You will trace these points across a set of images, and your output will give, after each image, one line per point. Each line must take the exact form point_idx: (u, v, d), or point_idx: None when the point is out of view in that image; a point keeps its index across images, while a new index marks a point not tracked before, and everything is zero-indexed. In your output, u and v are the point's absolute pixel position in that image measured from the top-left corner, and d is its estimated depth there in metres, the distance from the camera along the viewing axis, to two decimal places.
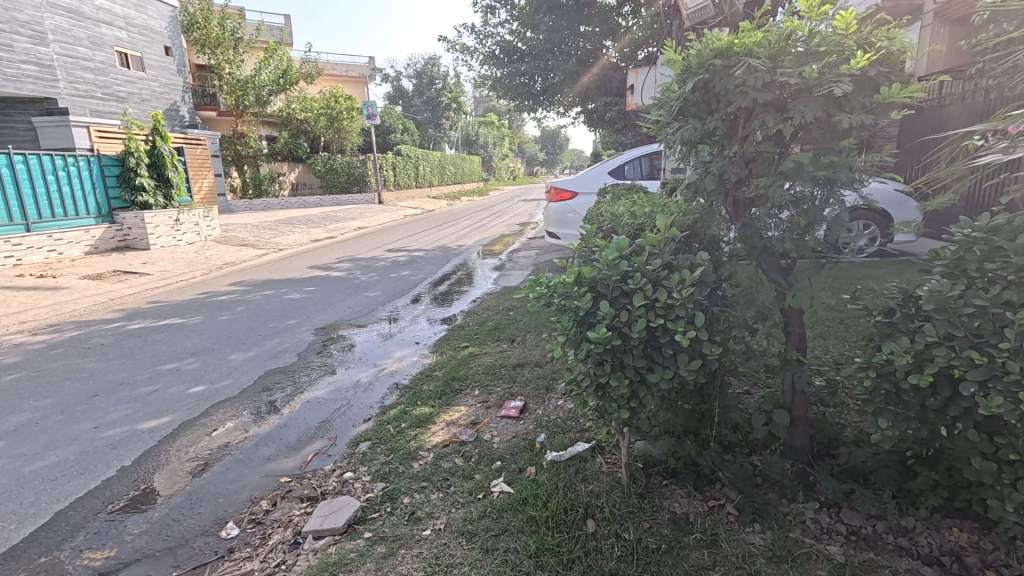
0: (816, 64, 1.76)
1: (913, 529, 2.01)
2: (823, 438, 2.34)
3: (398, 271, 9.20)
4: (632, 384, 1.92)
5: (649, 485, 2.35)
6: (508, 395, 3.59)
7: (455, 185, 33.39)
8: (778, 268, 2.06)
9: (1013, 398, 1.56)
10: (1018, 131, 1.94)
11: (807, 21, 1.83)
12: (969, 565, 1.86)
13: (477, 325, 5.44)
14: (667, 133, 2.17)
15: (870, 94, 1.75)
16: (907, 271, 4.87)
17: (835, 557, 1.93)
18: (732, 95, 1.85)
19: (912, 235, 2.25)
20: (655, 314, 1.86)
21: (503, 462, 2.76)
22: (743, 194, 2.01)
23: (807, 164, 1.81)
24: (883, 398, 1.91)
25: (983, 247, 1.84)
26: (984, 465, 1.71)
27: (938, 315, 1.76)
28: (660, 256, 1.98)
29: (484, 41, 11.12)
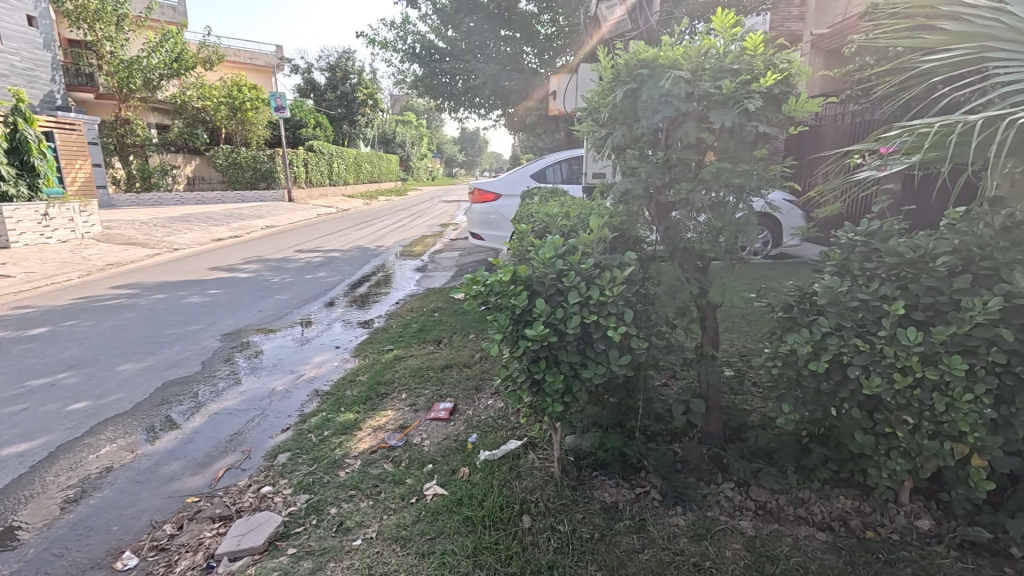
0: (731, 79, 1.92)
1: (808, 499, 2.24)
2: (733, 424, 2.55)
3: (314, 272, 8.74)
4: (567, 379, 1.99)
5: (580, 477, 2.42)
6: (437, 397, 3.54)
7: (371, 183, 32.36)
8: (696, 268, 2.21)
9: (889, 379, 1.82)
10: (889, 151, 2.23)
11: (721, 40, 2.00)
12: (854, 528, 2.12)
13: (401, 327, 5.31)
14: (597, 138, 2.26)
15: (776, 110, 1.94)
16: (795, 271, 5.44)
17: (746, 531, 2.11)
18: (658, 104, 1.96)
19: (802, 239, 2.51)
20: (589, 311, 1.93)
21: (435, 464, 2.72)
22: (665, 198, 2.14)
23: (724, 171, 1.97)
24: (785, 384, 2.12)
25: (863, 249, 2.11)
26: (865, 439, 1.96)
27: (831, 308, 1.99)
28: (592, 255, 2.05)
29: (403, 37, 10.83)
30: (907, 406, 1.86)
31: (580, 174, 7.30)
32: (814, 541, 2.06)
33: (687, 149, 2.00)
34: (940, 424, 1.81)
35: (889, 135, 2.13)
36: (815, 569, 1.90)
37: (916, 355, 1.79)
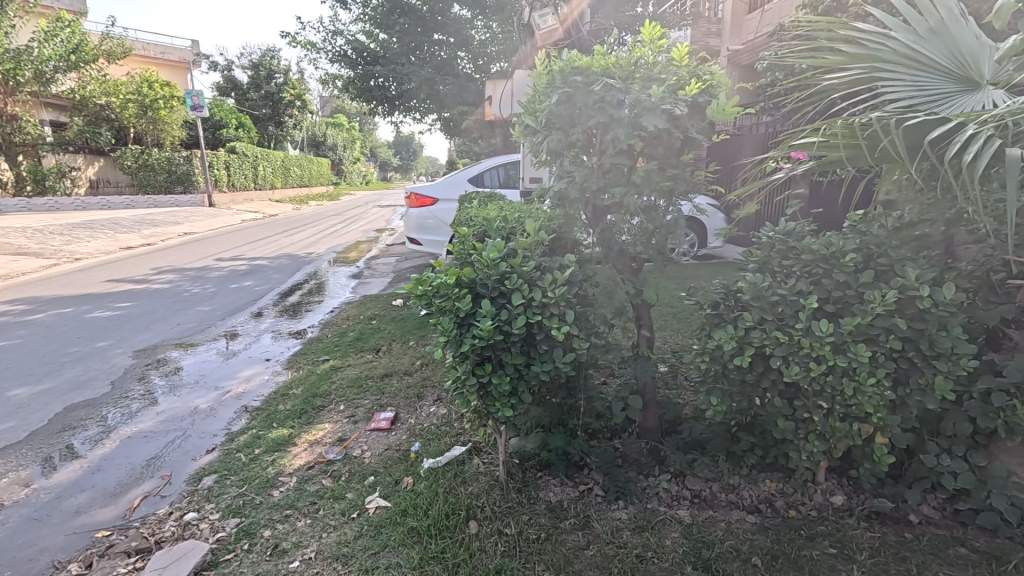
0: (659, 88, 2.01)
1: (738, 485, 2.38)
2: (668, 417, 2.67)
3: (238, 281, 8.23)
4: (511, 382, 1.99)
5: (525, 479, 2.43)
6: (377, 407, 3.44)
7: (301, 187, 31.00)
8: (631, 269, 2.31)
9: (805, 368, 1.97)
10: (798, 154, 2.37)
11: (650, 50, 2.08)
12: (779, 508, 2.27)
13: (337, 336, 5.11)
14: (533, 142, 2.29)
15: (701, 119, 2.04)
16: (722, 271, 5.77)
17: (684, 519, 2.20)
18: (592, 110, 2.02)
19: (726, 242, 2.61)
20: (531, 313, 1.95)
21: (377, 476, 2.64)
22: (600, 202, 2.21)
23: (654, 177, 2.05)
24: (715, 376, 2.24)
25: (780, 247, 2.28)
26: (786, 424, 2.11)
27: (755, 303, 2.12)
28: (533, 258, 2.08)
29: (333, 38, 10.48)
30: (821, 392, 2.02)
31: (517, 179, 7.36)
32: (745, 523, 2.19)
33: (621, 155, 2.07)
34: (849, 407, 1.98)
35: (801, 139, 2.31)
36: (746, 550, 2.02)
37: (828, 344, 1.95)
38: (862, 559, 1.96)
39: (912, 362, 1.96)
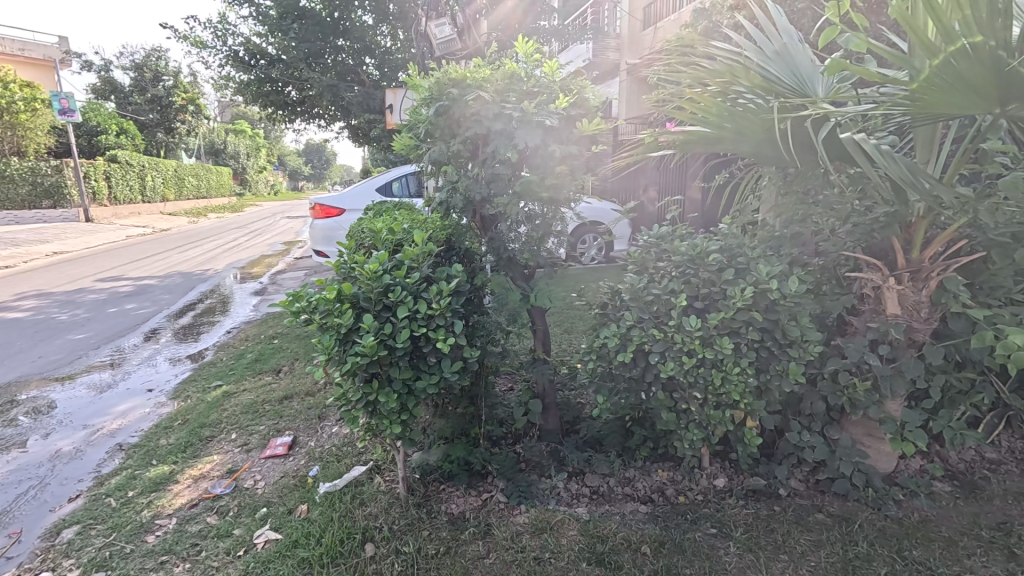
0: (532, 101, 2.08)
1: (634, 477, 2.50)
2: (568, 418, 2.74)
3: (120, 304, 7.42)
4: (401, 397, 1.96)
5: (427, 493, 2.39)
6: (273, 433, 3.23)
7: (199, 199, 28.61)
8: (522, 276, 2.35)
9: (679, 362, 2.12)
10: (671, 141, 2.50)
11: (524, 63, 2.16)
12: (669, 496, 2.41)
13: (232, 359, 4.75)
14: (418, 153, 2.29)
15: (575, 130, 2.13)
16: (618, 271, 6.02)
17: (581, 516, 2.27)
18: (469, 122, 2.06)
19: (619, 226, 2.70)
20: (417, 324, 1.93)
21: (269, 507, 2.47)
22: (487, 211, 2.24)
23: (535, 187, 2.11)
24: (605, 374, 2.35)
25: (652, 251, 2.45)
26: (669, 415, 2.24)
27: (633, 303, 2.26)
28: (419, 268, 2.06)
29: (224, 39, 9.78)
30: (695, 383, 2.17)
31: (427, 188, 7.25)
32: (638, 513, 2.30)
33: (499, 165, 2.11)
34: (720, 395, 2.15)
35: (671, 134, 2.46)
36: (637, 539, 2.12)
37: (697, 338, 2.11)
38: (738, 535, 2.13)
39: (770, 350, 2.17)
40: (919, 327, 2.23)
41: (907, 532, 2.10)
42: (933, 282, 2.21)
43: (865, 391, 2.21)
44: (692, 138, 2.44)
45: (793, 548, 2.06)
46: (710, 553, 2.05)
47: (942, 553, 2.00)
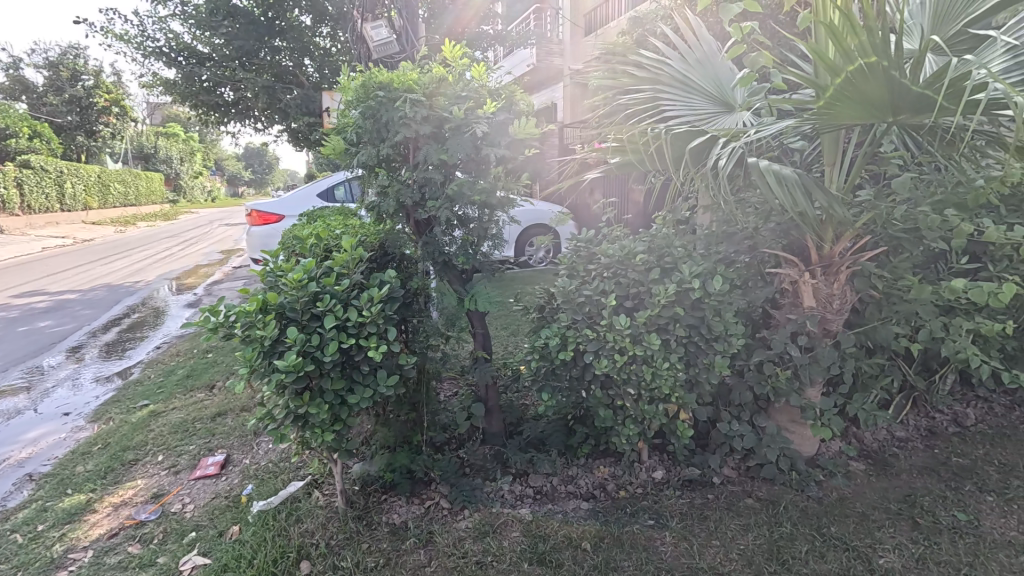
0: (462, 105, 2.09)
1: (576, 475, 2.54)
2: (511, 420, 2.75)
3: (33, 322, 6.83)
4: (334, 408, 1.92)
5: (367, 505, 2.34)
6: (205, 452, 3.06)
7: (127, 206, 26.78)
8: (459, 279, 2.35)
9: (611, 360, 2.18)
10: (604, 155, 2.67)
11: (454, 67, 2.19)
12: (611, 491, 2.46)
13: (162, 376, 4.46)
14: (348, 157, 2.25)
15: (505, 134, 2.15)
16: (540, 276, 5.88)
17: (524, 517, 2.28)
18: (397, 125, 2.03)
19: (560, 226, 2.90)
20: (347, 334, 1.88)
21: (198, 531, 2.34)
22: (420, 215, 2.23)
23: (466, 190, 2.10)
24: (545, 375, 2.37)
25: (584, 253, 2.51)
26: (607, 412, 2.30)
27: (567, 305, 2.30)
28: (350, 275, 2.01)
29: (146, 36, 9.17)
30: (629, 380, 2.23)
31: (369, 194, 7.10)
32: (579, 510, 2.33)
33: (429, 169, 2.09)
34: (653, 391, 2.22)
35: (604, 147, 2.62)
36: (577, 537, 2.15)
37: (629, 336, 2.17)
38: (674, 525, 2.21)
39: (698, 345, 2.26)
40: (832, 318, 2.38)
41: (826, 511, 2.25)
42: (843, 276, 2.35)
43: (786, 380, 2.34)
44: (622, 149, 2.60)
45: (724, 533, 2.15)
46: (646, 544, 2.11)
47: (856, 528, 2.15)
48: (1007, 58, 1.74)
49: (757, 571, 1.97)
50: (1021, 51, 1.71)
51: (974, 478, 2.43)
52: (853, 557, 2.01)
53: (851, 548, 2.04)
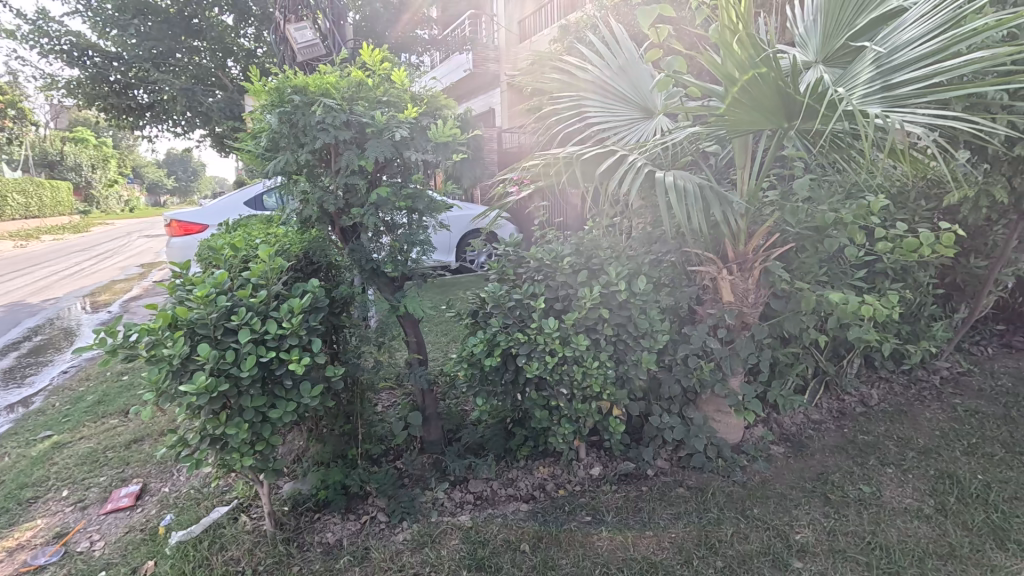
0: (382, 111, 2.07)
1: (516, 477, 2.54)
2: (450, 426, 2.73)
3: None
4: (255, 427, 1.83)
5: (299, 525, 2.25)
6: (117, 483, 2.81)
7: (29, 219, 24.30)
8: (389, 286, 2.31)
9: (543, 362, 2.22)
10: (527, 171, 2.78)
11: (375, 73, 2.18)
12: (550, 490, 2.48)
13: (67, 404, 4.06)
14: (266, 164, 2.17)
15: (427, 139, 2.14)
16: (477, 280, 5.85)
17: (463, 524, 2.26)
18: (315, 130, 1.97)
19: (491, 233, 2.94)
20: (266, 348, 1.81)
21: (109, 570, 2.15)
22: (345, 222, 2.18)
23: (389, 196, 2.08)
24: (480, 381, 2.37)
25: (514, 257, 2.53)
26: (542, 413, 2.34)
27: (497, 309, 2.33)
28: (268, 286, 1.94)
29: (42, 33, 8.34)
30: (561, 380, 2.27)
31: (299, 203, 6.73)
32: (519, 512, 2.34)
33: (352, 175, 2.05)
34: (585, 390, 2.27)
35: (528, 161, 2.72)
36: (516, 539, 2.16)
37: (558, 337, 2.22)
38: (609, 519, 2.26)
39: (626, 342, 2.34)
40: (748, 311, 2.54)
41: (749, 494, 2.38)
42: (757, 270, 2.49)
43: (709, 371, 2.46)
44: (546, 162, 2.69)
45: (656, 523, 2.23)
46: (583, 541, 2.15)
47: (775, 507, 2.29)
48: (872, 71, 1.94)
49: (687, 557, 2.05)
50: (883, 62, 1.91)
51: (877, 453, 2.65)
52: (772, 534, 2.14)
53: (770, 527, 2.18)
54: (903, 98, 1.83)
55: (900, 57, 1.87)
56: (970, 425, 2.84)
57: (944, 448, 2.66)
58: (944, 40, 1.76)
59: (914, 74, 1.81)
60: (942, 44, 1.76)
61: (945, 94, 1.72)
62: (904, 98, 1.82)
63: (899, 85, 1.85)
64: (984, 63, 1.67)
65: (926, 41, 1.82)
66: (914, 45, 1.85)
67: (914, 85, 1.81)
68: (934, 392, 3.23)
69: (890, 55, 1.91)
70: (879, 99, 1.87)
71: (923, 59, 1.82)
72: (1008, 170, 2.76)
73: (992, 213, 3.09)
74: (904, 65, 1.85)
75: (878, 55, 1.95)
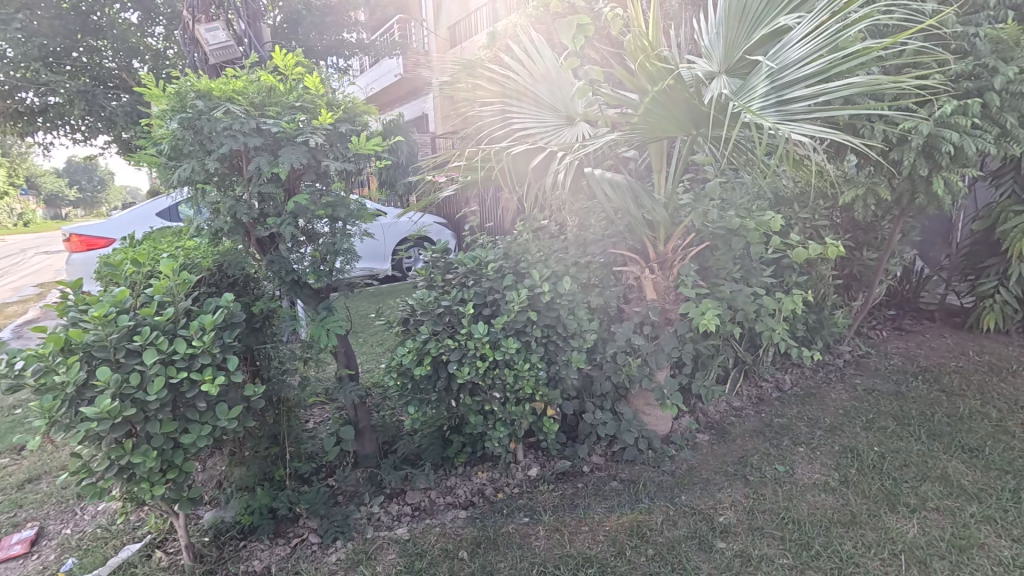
0: (294, 117, 2.01)
1: (455, 485, 2.52)
2: (384, 438, 2.67)
3: None
4: (166, 454, 1.71)
5: (222, 555, 2.12)
6: (6, 530, 2.51)
7: None
8: (313, 296, 2.23)
9: (474, 366, 2.22)
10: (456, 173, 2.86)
11: (288, 79, 2.13)
12: (489, 495, 2.47)
13: None
14: (169, 173, 2.05)
15: (345, 146, 2.11)
16: (404, 289, 5.74)
17: (401, 537, 2.21)
18: (222, 137, 1.89)
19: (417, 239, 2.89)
20: (175, 368, 1.69)
21: None
22: (261, 232, 2.09)
23: (306, 204, 2.02)
24: (412, 391, 2.34)
25: (442, 262, 2.51)
26: (476, 418, 2.34)
27: (426, 316, 2.31)
28: (176, 303, 1.82)
29: None
30: (494, 384, 2.29)
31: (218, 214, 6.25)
32: (458, 519, 2.32)
33: (266, 183, 1.98)
34: (518, 392, 2.30)
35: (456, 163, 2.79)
36: (455, 547, 2.14)
37: (487, 342, 2.23)
38: (547, 518, 2.30)
39: (556, 342, 2.39)
40: (669, 308, 2.67)
41: (677, 482, 2.50)
42: (677, 267, 2.63)
43: (636, 366, 2.56)
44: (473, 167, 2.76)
45: (592, 518, 2.29)
46: (522, 542, 2.17)
47: (701, 493, 2.41)
48: (766, 85, 2.09)
49: (621, 548, 2.12)
50: (776, 77, 2.08)
51: (791, 435, 2.86)
52: (698, 518, 2.26)
53: (696, 511, 2.29)
54: (795, 112, 2.00)
55: (790, 75, 2.05)
56: (868, 402, 3.14)
57: (846, 425, 2.92)
58: (826, 62, 1.97)
59: (803, 91, 2.00)
60: (824, 66, 1.97)
61: (831, 111, 1.92)
62: (796, 112, 2.00)
63: (790, 100, 2.03)
64: (860, 86, 1.90)
65: (809, 62, 2.02)
66: (801, 65, 2.04)
67: (803, 101, 2.01)
68: (839, 374, 3.53)
69: (781, 71, 2.08)
70: (775, 111, 2.03)
71: (808, 78, 2.02)
72: (888, 172, 3.09)
73: (878, 211, 3.44)
74: (793, 82, 2.04)
75: (770, 70, 2.11)
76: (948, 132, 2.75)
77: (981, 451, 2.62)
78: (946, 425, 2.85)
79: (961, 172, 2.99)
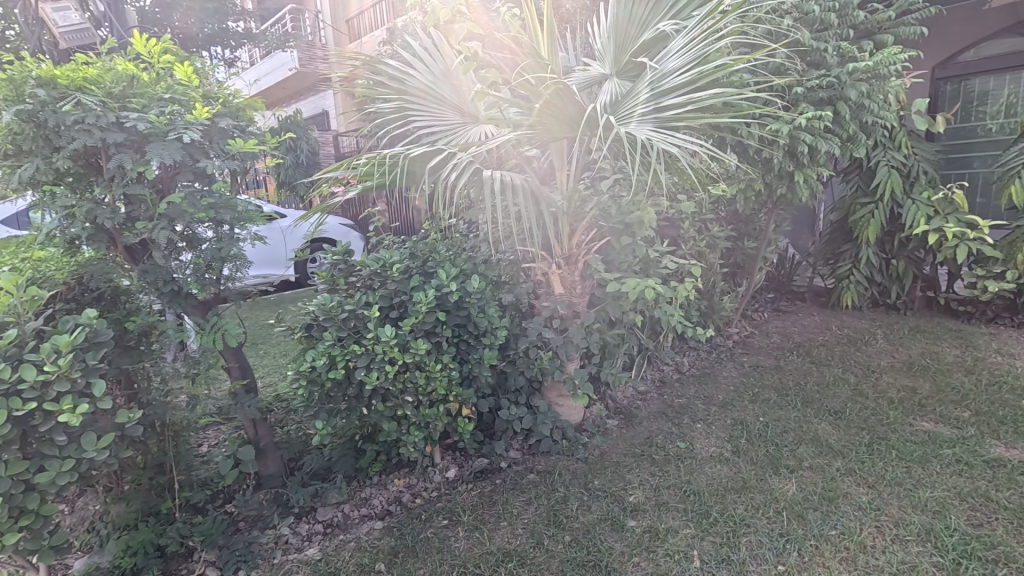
0: (162, 110, 1.82)
1: (370, 496, 2.42)
2: (290, 454, 2.50)
3: None
4: (17, 500, 1.47)
5: None
6: None
7: None
8: (197, 308, 2.04)
9: (383, 371, 2.15)
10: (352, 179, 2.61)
11: (154, 68, 1.92)
12: (407, 502, 2.40)
13: None
14: (8, 172, 1.78)
15: (225, 144, 1.95)
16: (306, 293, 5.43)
17: (312, 558, 2.08)
18: (73, 131, 1.67)
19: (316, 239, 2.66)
20: (23, 399, 1.46)
21: None
22: (129, 239, 1.87)
23: (182, 206, 1.83)
24: (318, 399, 2.22)
25: (344, 265, 2.41)
26: (389, 424, 2.26)
27: (329, 322, 2.20)
28: (19, 324, 1.58)
29: None
30: (405, 389, 2.23)
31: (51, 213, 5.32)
32: (373, 532, 2.23)
33: (133, 184, 1.79)
34: (430, 394, 2.26)
35: (348, 169, 2.56)
36: (371, 561, 2.06)
37: (395, 345, 2.16)
38: (466, 518, 2.28)
39: (467, 342, 2.38)
40: (577, 301, 2.76)
41: (590, 468, 2.60)
42: (582, 262, 2.73)
43: (550, 360, 2.60)
44: (371, 174, 2.57)
45: (511, 513, 2.31)
46: (441, 546, 2.13)
47: (612, 476, 2.53)
48: (648, 91, 2.21)
49: (539, 539, 2.15)
50: (656, 84, 2.20)
51: (689, 413, 3.09)
52: (611, 500, 2.37)
53: (608, 494, 2.40)
54: (668, 120, 2.16)
55: (668, 82, 2.18)
56: (754, 378, 3.47)
57: (736, 400, 3.20)
58: (695, 73, 2.12)
59: (677, 99, 2.15)
60: (694, 76, 2.14)
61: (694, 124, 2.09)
62: (669, 119, 2.15)
63: (667, 106, 2.17)
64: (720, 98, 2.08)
65: (683, 71, 2.17)
66: (676, 73, 2.18)
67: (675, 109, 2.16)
68: (729, 354, 3.87)
69: (660, 78, 2.21)
70: (653, 119, 2.17)
71: (681, 86, 2.18)
72: (761, 169, 3.43)
73: (755, 204, 3.81)
74: (670, 89, 2.17)
75: (651, 77, 2.23)
76: (806, 134, 3.10)
77: (843, 413, 3.00)
78: (815, 392, 3.23)
79: (817, 169, 3.40)
